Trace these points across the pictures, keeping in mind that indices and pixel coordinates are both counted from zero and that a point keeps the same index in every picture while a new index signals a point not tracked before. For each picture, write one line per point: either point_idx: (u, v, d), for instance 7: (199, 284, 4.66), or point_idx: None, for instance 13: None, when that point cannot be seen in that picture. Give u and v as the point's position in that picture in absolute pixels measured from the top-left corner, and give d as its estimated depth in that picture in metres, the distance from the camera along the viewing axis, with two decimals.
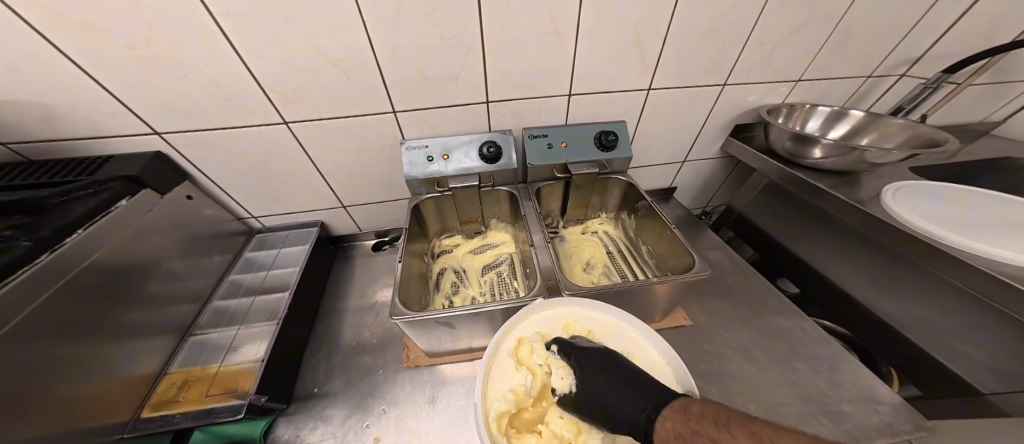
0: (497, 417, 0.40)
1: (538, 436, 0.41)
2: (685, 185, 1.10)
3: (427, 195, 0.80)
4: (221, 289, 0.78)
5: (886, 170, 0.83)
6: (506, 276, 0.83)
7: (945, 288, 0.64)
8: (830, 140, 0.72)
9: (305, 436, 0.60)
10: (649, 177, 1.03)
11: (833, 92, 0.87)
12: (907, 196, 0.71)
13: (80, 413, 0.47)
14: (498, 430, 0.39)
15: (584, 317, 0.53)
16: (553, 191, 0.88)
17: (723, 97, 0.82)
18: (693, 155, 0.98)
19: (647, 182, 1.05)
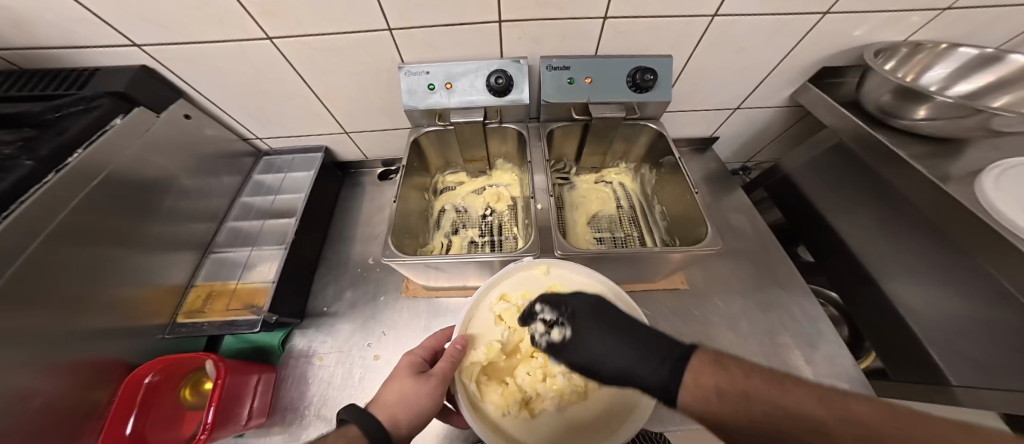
0: (469, 365, 0.43)
1: (506, 386, 0.43)
2: (728, 137, 0.94)
3: (428, 128, 0.74)
4: (234, 210, 0.81)
5: (1003, 145, 0.65)
6: (506, 221, 0.80)
7: (992, 292, 0.57)
8: (947, 98, 0.55)
9: (317, 346, 0.69)
10: (686, 124, 0.88)
11: (990, 26, 0.63)
12: (1015, 179, 0.56)
13: (125, 312, 0.55)
14: (468, 376, 0.42)
15: (572, 280, 0.50)
16: (569, 133, 0.78)
17: (818, 29, 0.62)
18: (749, 102, 0.80)
19: (682, 130, 0.91)
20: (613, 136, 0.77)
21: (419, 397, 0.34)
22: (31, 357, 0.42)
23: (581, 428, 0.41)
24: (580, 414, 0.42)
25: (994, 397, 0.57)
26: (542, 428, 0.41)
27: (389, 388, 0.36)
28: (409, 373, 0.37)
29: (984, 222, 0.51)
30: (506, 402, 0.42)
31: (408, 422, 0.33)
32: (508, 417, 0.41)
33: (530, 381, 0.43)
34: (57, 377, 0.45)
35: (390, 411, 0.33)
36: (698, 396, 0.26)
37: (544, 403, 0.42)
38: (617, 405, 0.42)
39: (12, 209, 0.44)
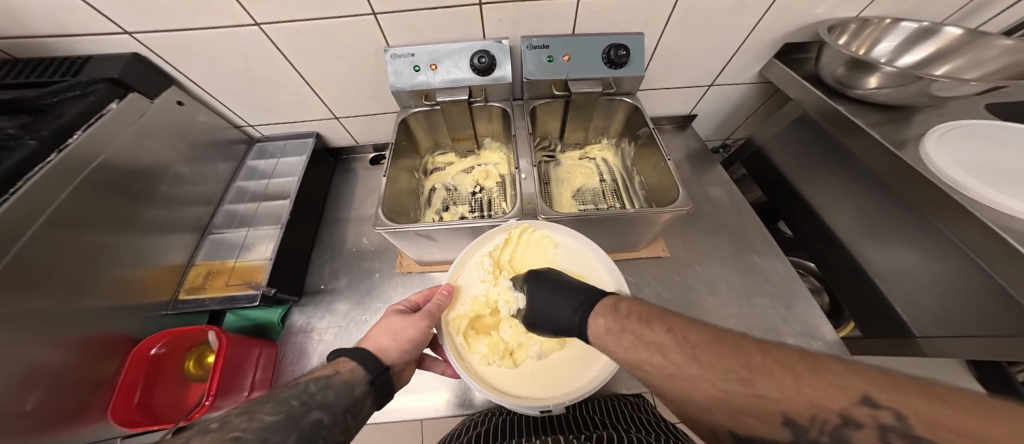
0: (456, 318, 0.45)
1: (491, 338, 0.46)
2: (706, 115, 0.99)
3: (415, 109, 0.77)
4: (230, 194, 0.83)
5: (952, 109, 0.69)
6: (494, 197, 0.84)
7: (938, 242, 0.63)
8: (893, 67, 0.59)
9: (314, 322, 0.72)
10: (664, 102, 0.92)
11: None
12: (955, 139, 0.62)
13: (125, 291, 0.57)
14: (456, 328, 0.45)
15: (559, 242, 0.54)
16: (552, 112, 0.82)
17: (778, 6, 0.66)
18: (723, 79, 0.84)
19: (661, 107, 0.94)
20: (594, 113, 0.81)
21: (406, 327, 0.38)
22: (40, 327, 0.45)
23: (559, 375, 0.43)
24: (561, 362, 0.44)
25: (954, 345, 0.62)
26: (525, 375, 0.43)
27: (377, 327, 0.39)
28: (395, 313, 0.41)
29: (928, 178, 0.55)
30: (491, 353, 0.44)
31: (395, 345, 0.37)
32: (493, 366, 0.43)
33: (513, 334, 0.46)
34: (62, 348, 0.47)
35: (376, 340, 0.37)
36: (600, 332, 0.33)
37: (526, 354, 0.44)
38: (594, 354, 0.45)
39: (18, 187, 0.46)
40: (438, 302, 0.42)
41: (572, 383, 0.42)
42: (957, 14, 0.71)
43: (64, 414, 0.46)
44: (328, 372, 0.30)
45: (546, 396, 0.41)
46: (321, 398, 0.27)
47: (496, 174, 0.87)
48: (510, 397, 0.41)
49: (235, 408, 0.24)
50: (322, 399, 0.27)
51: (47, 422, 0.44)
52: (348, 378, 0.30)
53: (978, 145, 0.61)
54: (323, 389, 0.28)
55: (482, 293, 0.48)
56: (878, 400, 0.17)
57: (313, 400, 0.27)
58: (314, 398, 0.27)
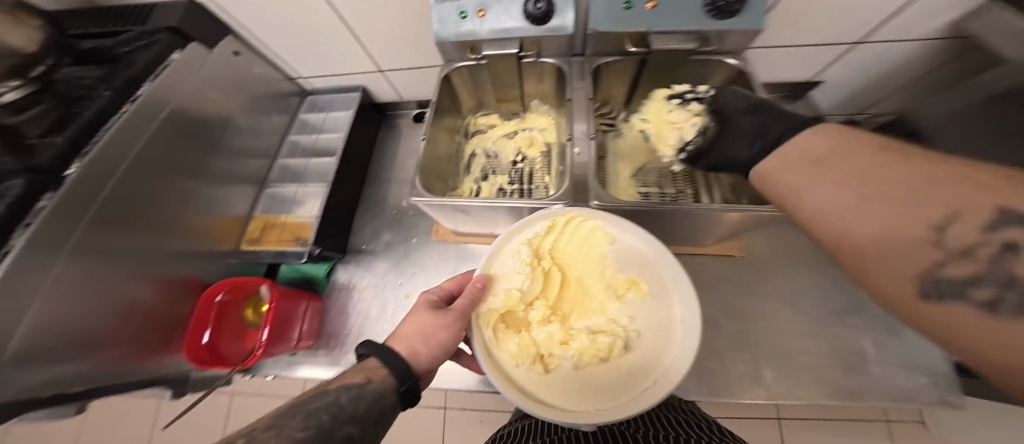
0: (487, 311, 0.41)
1: (521, 339, 0.40)
2: (831, 79, 0.75)
3: (461, 63, 0.67)
4: (284, 147, 0.86)
5: None
6: (539, 170, 0.75)
7: None
8: None
9: (355, 281, 0.75)
10: (779, 61, 0.71)
11: None
12: None
13: (198, 238, 0.63)
14: (485, 322, 0.41)
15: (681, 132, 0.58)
16: (620, 72, 0.67)
17: None
18: (881, 32, 0.60)
19: (774, 70, 0.74)
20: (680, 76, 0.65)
21: (437, 329, 0.35)
22: (129, 268, 0.50)
23: (597, 389, 0.37)
24: (603, 376, 0.38)
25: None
26: (557, 384, 0.38)
27: (407, 325, 0.36)
28: (427, 308, 0.37)
29: None
30: (521, 353, 0.39)
31: (427, 351, 0.34)
32: (522, 368, 0.38)
33: (548, 337, 0.39)
34: (147, 288, 0.53)
35: (407, 343, 0.34)
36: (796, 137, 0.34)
37: (560, 360, 0.39)
38: (644, 371, 0.38)
39: (99, 137, 0.47)
40: (470, 296, 0.37)
41: (611, 401, 0.37)
42: None
43: (155, 346, 0.54)
44: (359, 380, 0.28)
45: (579, 410, 0.36)
46: (351, 410, 0.25)
47: (542, 142, 0.77)
48: (538, 406, 0.36)
49: (260, 424, 0.22)
50: (353, 411, 0.25)
51: (133, 353, 0.51)
52: (381, 387, 0.28)
53: None
54: (355, 399, 0.26)
55: (517, 286, 0.41)
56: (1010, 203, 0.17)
57: (345, 413, 0.25)
58: (345, 411, 0.25)
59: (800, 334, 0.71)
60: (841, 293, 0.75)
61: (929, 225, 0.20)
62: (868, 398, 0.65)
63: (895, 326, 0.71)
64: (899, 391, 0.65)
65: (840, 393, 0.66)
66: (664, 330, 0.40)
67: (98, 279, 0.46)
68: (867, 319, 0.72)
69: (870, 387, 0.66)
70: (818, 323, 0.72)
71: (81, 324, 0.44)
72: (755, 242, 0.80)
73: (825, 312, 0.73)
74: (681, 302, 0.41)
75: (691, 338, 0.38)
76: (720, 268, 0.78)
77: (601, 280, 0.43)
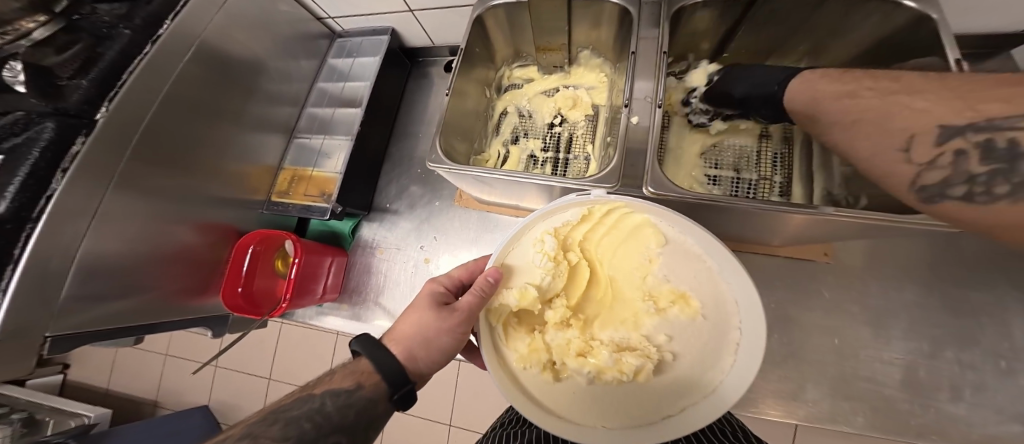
0: (499, 306, 0.36)
1: (532, 340, 0.35)
2: None
3: (496, 1, 0.55)
4: (313, 96, 0.83)
5: None
6: (579, 137, 0.64)
7: None
8: None
9: (379, 239, 0.75)
10: (974, 9, 0.49)
11: None
12: None
13: (235, 188, 0.65)
14: (495, 315, 0.36)
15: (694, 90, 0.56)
16: (710, 14, 0.50)
17: None
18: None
19: (967, 18, 0.51)
20: (813, 21, 0.48)
21: (439, 333, 0.32)
22: (169, 215, 0.53)
23: (610, 408, 0.32)
24: (622, 397, 0.32)
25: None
26: (566, 395, 0.33)
27: (409, 321, 0.33)
28: (430, 304, 0.34)
29: None
30: (530, 356, 0.34)
31: (426, 356, 0.31)
32: (530, 373, 0.34)
33: (563, 344, 0.34)
34: (188, 235, 0.56)
35: (407, 344, 0.31)
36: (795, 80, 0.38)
37: (573, 371, 0.33)
38: (672, 400, 0.32)
39: (125, 80, 0.45)
40: (479, 292, 0.32)
41: (624, 422, 0.32)
42: None
43: (200, 287, 0.60)
44: (349, 383, 0.25)
45: (583, 425, 0.32)
46: (338, 420, 0.23)
47: (587, 104, 0.64)
48: (542, 415, 0.32)
49: (238, 431, 0.21)
50: (339, 420, 0.23)
51: (179, 293, 0.57)
52: (372, 393, 0.25)
53: None
54: (343, 407, 0.24)
55: (535, 281, 0.35)
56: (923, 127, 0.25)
57: (330, 422, 0.23)
58: (331, 419, 0.23)
59: (872, 359, 0.59)
60: (949, 321, 0.59)
61: (917, 146, 0.25)
62: (941, 440, 0.54)
63: (1013, 365, 0.55)
64: (985, 438, 0.53)
65: (902, 429, 0.56)
66: (709, 357, 0.32)
67: (140, 224, 0.48)
68: (974, 355, 0.57)
69: (946, 427, 0.55)
70: (903, 350, 0.59)
71: (135, 265, 0.49)
72: (843, 248, 0.63)
73: (917, 339, 0.59)
74: (741, 327, 0.33)
75: (744, 372, 0.31)
76: (785, 270, 0.65)
77: (639, 286, 0.35)
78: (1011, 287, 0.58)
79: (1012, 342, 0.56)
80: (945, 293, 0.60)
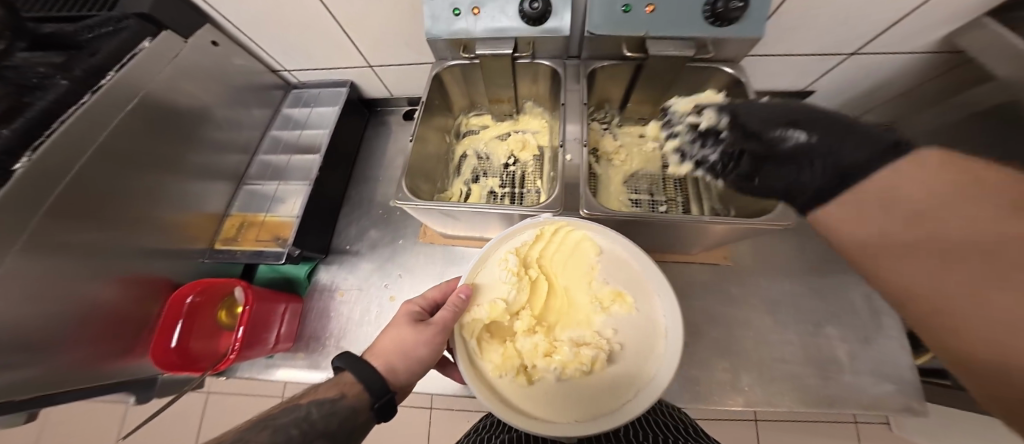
0: (471, 321, 0.39)
1: (504, 350, 0.39)
2: (826, 89, 0.69)
3: (452, 62, 0.65)
4: (265, 143, 0.82)
5: None
6: (529, 173, 0.74)
7: None
8: None
9: (339, 280, 0.73)
10: (769, 73, 0.67)
11: None
12: None
13: (173, 237, 0.60)
14: (469, 331, 0.40)
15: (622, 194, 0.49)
16: (615, 75, 0.65)
17: None
18: (874, 46, 0.57)
19: (767, 80, 0.69)
20: (678, 84, 0.62)
21: (417, 345, 0.36)
22: (88, 272, 0.47)
23: (578, 402, 0.37)
24: (586, 388, 0.37)
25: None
26: (539, 396, 0.37)
27: (384, 340, 0.36)
28: (407, 322, 0.38)
29: None
30: (504, 364, 0.38)
31: (405, 369, 0.35)
32: (505, 380, 0.37)
33: (532, 348, 0.38)
34: (111, 291, 0.49)
35: (386, 357, 0.35)
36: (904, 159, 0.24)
37: (543, 372, 0.38)
38: (626, 384, 0.37)
39: (55, 128, 0.44)
40: (453, 307, 0.38)
41: (592, 413, 0.36)
42: None
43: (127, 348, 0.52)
44: (333, 394, 0.28)
45: (558, 422, 0.36)
46: (322, 427, 0.26)
47: (534, 146, 0.76)
48: (521, 418, 0.36)
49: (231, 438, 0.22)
50: (324, 428, 0.26)
51: (102, 357, 0.49)
52: (355, 402, 0.28)
53: None
54: (327, 415, 0.26)
55: (502, 296, 0.40)
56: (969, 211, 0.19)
57: (315, 430, 0.25)
58: (315, 427, 0.25)
59: (779, 343, 0.73)
60: (821, 304, 0.76)
61: None
62: (840, 405, 0.67)
63: (868, 335, 0.73)
64: (866, 397, 0.67)
65: (812, 401, 0.68)
66: (648, 341, 0.39)
67: (51, 284, 0.42)
68: (843, 329, 0.74)
69: (840, 393, 0.68)
70: (798, 332, 0.74)
71: (49, 330, 0.42)
72: (741, 252, 0.81)
73: (805, 322, 0.75)
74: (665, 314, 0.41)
75: (674, 349, 0.38)
76: (705, 274, 0.79)
77: (588, 291, 0.42)
78: (852, 272, 0.79)
79: (862, 315, 0.75)
80: (813, 281, 0.78)
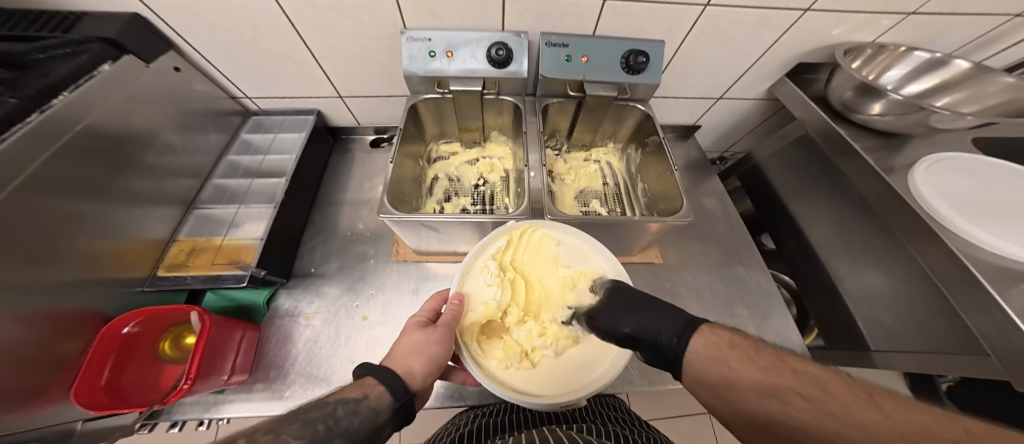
0: (469, 326, 0.45)
1: (504, 343, 0.45)
2: (711, 126, 0.93)
3: (426, 95, 0.73)
4: (220, 169, 0.78)
5: (951, 135, 0.65)
6: (497, 192, 0.83)
7: (905, 262, 0.60)
8: (900, 94, 0.55)
9: (303, 306, 0.69)
10: (668, 110, 0.86)
11: (948, 32, 0.65)
12: (947, 170, 0.58)
13: (113, 265, 0.54)
14: (469, 336, 0.44)
15: (571, 252, 0.50)
16: (563, 110, 0.79)
17: (798, 29, 0.63)
18: (732, 92, 0.80)
19: (670, 117, 0.90)
20: (607, 116, 0.78)
21: (430, 344, 0.39)
22: (12, 304, 0.40)
23: (576, 368, 0.43)
24: (580, 356, 0.44)
25: (903, 360, 0.60)
26: (543, 375, 0.43)
27: (399, 349, 0.39)
28: (416, 330, 0.41)
29: (912, 205, 0.52)
30: (508, 356, 0.44)
31: (422, 369, 0.37)
32: (512, 370, 0.43)
33: (528, 335, 0.45)
34: (32, 326, 0.42)
35: (404, 361, 0.37)
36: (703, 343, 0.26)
37: (543, 351, 0.44)
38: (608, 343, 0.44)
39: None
40: (451, 312, 0.43)
41: (590, 372, 0.43)
42: (972, 48, 0.70)
43: (45, 396, 0.43)
44: (357, 395, 0.30)
45: (567, 391, 0.41)
46: (347, 425, 0.27)
47: (501, 169, 0.86)
48: (537, 397, 0.41)
49: (261, 428, 0.23)
50: (347, 427, 0.27)
51: (22, 404, 0.41)
52: (376, 404, 0.30)
53: (968, 182, 0.56)
54: (351, 414, 0.28)
55: (491, 298, 0.46)
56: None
57: (339, 427, 0.26)
58: (340, 424, 0.26)
59: None
60: None
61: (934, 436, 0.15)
62: None
63: None
64: None
65: None
66: None
67: None
68: None
69: None
70: None
71: None
72: None
73: None
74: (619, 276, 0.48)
75: None
76: None
77: (557, 277, 0.48)
78: None
79: None
80: None
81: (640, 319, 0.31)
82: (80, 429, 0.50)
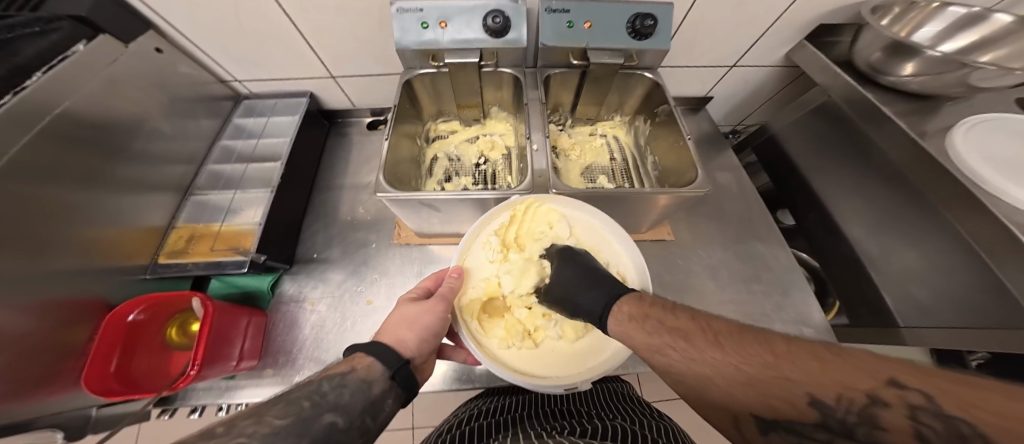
0: (470, 304, 0.44)
1: (506, 322, 0.44)
2: (724, 96, 0.87)
3: (421, 70, 0.70)
4: (214, 154, 0.77)
5: (991, 94, 0.60)
6: (499, 170, 0.80)
7: (943, 235, 0.57)
8: (937, 51, 0.50)
9: (307, 291, 0.69)
10: (680, 80, 0.81)
11: None
12: (989, 133, 0.54)
13: (112, 254, 0.53)
14: (470, 314, 0.43)
15: (576, 228, 0.49)
16: (566, 82, 0.75)
17: None
18: (747, 59, 0.74)
19: (681, 88, 0.85)
20: (613, 87, 0.74)
21: (422, 315, 0.39)
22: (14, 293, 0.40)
23: (572, 353, 0.43)
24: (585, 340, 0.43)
25: (933, 336, 0.59)
26: (546, 355, 0.42)
27: (391, 323, 0.38)
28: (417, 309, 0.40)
29: (951, 172, 0.49)
30: (510, 335, 0.43)
31: (414, 340, 0.36)
32: (514, 349, 0.42)
33: (531, 315, 0.44)
34: (38, 315, 0.42)
35: (393, 334, 0.36)
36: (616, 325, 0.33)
37: (546, 331, 0.44)
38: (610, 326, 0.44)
39: None
40: (450, 287, 0.42)
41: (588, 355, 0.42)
42: None
43: (57, 380, 0.44)
44: (344, 369, 0.30)
45: (564, 374, 0.41)
46: (335, 398, 0.26)
47: (502, 146, 0.83)
48: (540, 379, 0.40)
49: (242, 414, 0.22)
50: (335, 400, 0.26)
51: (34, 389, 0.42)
52: (365, 375, 0.30)
53: (1011, 145, 0.53)
54: (338, 388, 0.27)
55: (494, 275, 0.45)
56: (906, 383, 0.16)
57: (326, 402, 0.26)
58: (327, 399, 0.26)
59: None
60: None
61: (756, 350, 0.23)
62: None
63: None
64: None
65: None
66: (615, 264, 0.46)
67: None
68: None
69: None
70: None
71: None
72: None
73: None
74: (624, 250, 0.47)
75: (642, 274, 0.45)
76: None
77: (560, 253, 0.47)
78: None
79: None
80: None
81: (583, 293, 0.39)
82: (94, 415, 0.52)
